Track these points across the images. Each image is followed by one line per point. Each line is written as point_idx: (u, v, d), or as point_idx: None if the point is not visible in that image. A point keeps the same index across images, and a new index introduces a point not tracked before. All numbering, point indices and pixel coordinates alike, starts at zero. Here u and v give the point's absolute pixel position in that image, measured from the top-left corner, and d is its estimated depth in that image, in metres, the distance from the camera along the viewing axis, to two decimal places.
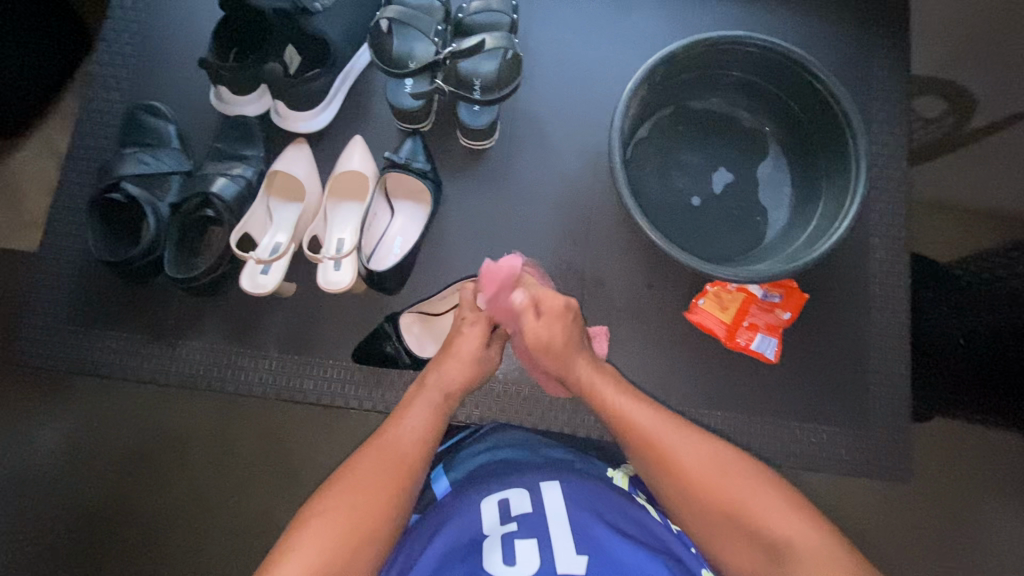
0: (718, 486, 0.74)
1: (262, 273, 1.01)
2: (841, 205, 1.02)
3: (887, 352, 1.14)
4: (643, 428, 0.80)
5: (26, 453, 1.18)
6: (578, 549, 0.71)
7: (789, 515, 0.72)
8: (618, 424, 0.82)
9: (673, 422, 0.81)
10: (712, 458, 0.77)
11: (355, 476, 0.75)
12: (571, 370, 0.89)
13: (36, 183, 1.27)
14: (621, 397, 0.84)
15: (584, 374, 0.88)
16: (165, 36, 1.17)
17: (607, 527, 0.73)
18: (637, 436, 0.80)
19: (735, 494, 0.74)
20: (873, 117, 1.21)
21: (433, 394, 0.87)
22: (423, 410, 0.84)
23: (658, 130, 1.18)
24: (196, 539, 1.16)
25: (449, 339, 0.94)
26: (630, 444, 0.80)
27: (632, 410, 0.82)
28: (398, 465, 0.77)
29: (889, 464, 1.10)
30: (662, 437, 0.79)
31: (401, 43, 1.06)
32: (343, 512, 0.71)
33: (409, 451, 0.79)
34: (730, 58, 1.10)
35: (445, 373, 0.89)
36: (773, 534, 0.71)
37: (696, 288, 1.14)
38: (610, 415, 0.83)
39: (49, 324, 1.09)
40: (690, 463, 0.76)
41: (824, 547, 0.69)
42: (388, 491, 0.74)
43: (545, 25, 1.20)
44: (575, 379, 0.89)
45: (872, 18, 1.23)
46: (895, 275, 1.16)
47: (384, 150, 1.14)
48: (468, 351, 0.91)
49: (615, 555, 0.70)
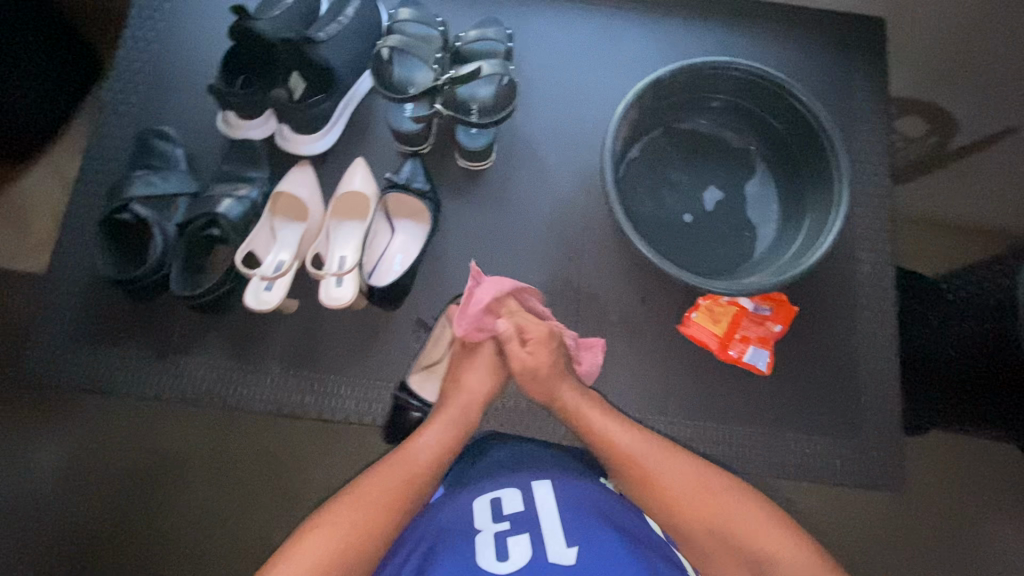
0: (699, 503, 0.77)
1: (266, 289, 1.04)
2: (826, 220, 1.06)
3: (877, 362, 1.17)
4: (626, 450, 0.82)
5: (25, 474, 1.19)
6: (568, 541, 0.73)
7: (767, 529, 0.74)
8: (602, 446, 0.84)
9: (658, 444, 0.83)
10: (692, 476, 0.79)
11: (363, 490, 0.76)
12: (558, 394, 0.93)
13: (44, 207, 1.31)
14: (604, 420, 0.87)
15: (570, 402, 0.91)
16: (176, 65, 1.22)
17: (600, 520, 0.76)
18: (623, 462, 0.82)
19: (718, 510, 0.76)
20: (856, 136, 1.26)
21: (452, 409, 0.90)
22: (441, 421, 0.88)
23: (649, 151, 1.22)
24: (196, 558, 1.17)
25: (463, 349, 1.00)
26: (615, 468, 0.83)
27: (618, 435, 0.84)
28: (411, 485, 0.78)
29: (883, 474, 1.12)
30: (643, 457, 0.81)
31: (401, 69, 1.10)
32: (352, 525, 0.72)
33: (422, 473, 0.80)
34: (716, 81, 1.15)
35: (466, 387, 0.94)
36: (756, 548, 0.73)
37: (688, 301, 1.17)
38: (596, 445, 0.84)
39: (54, 342, 1.11)
40: (674, 484, 0.78)
41: (803, 558, 0.71)
42: (394, 509, 0.75)
43: (540, 52, 1.26)
44: (563, 402, 0.92)
45: (853, 44, 1.29)
46: (882, 288, 1.19)
47: (385, 171, 1.18)
48: (484, 359, 0.98)
49: (604, 545, 0.72)
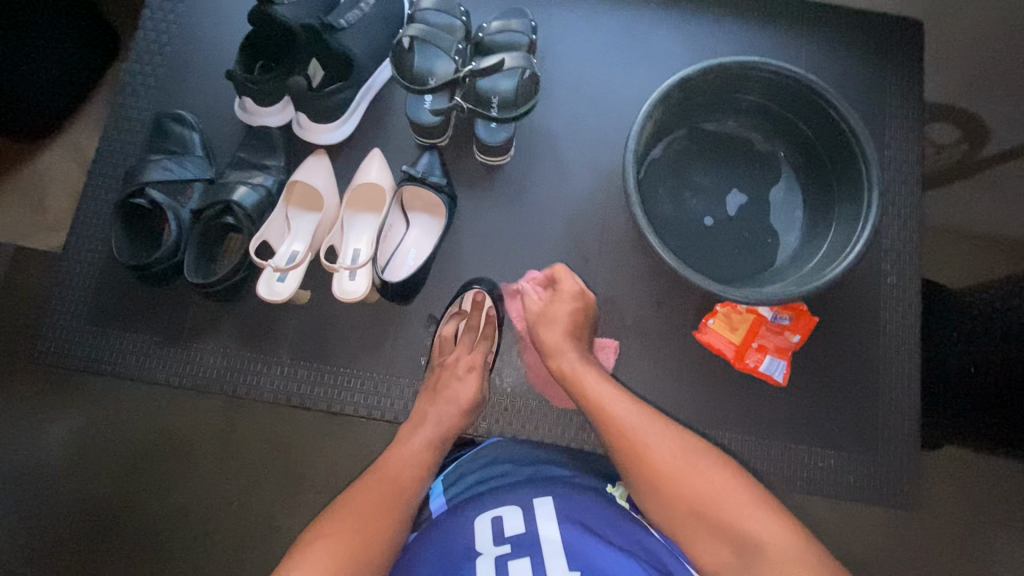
0: (683, 483, 0.76)
1: (279, 280, 1.04)
2: (852, 232, 1.02)
3: (897, 377, 1.14)
4: (616, 419, 0.83)
5: (37, 449, 1.20)
6: (570, 565, 0.76)
7: (751, 508, 0.73)
8: (593, 407, 0.86)
9: (643, 412, 0.84)
10: (684, 453, 0.79)
11: (354, 505, 0.78)
12: (561, 355, 0.93)
13: (61, 184, 1.31)
14: (601, 385, 0.88)
15: (570, 363, 0.92)
16: (196, 48, 1.20)
17: (597, 540, 0.78)
18: (612, 424, 0.83)
19: (700, 491, 0.75)
20: (887, 143, 1.22)
21: (431, 422, 0.93)
22: (423, 443, 0.90)
23: (672, 150, 1.19)
24: (198, 542, 1.18)
25: (444, 374, 0.99)
26: (606, 432, 0.83)
27: (610, 400, 0.85)
28: (395, 492, 0.81)
29: (895, 491, 1.09)
30: (637, 431, 0.81)
31: (421, 59, 1.09)
32: (348, 535, 0.74)
33: (406, 481, 0.84)
34: (745, 82, 1.11)
35: (452, 396, 0.96)
36: (742, 532, 0.72)
37: (706, 308, 1.14)
38: (589, 407, 0.86)
39: (67, 322, 1.11)
40: (665, 462, 0.78)
41: (786, 539, 0.70)
42: (386, 515, 0.78)
43: (565, 45, 1.23)
44: (562, 364, 0.93)
45: (890, 45, 1.25)
46: (907, 300, 1.16)
47: (402, 163, 1.17)
48: (466, 363, 0.99)
49: (602, 566, 0.75)
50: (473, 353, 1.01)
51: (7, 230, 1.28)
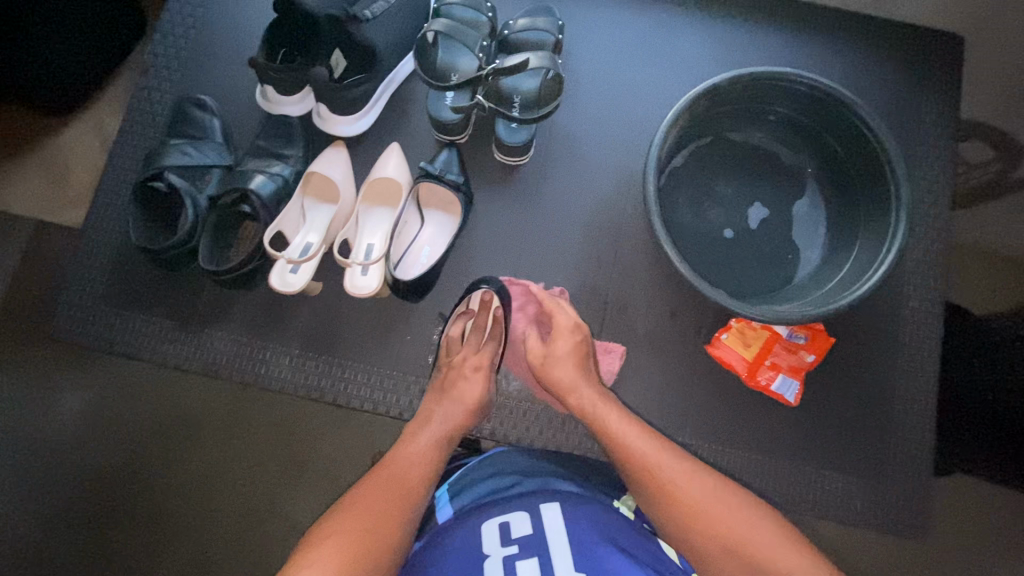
0: (717, 517, 0.76)
1: (291, 272, 1.03)
2: (877, 253, 0.99)
3: (913, 403, 1.11)
4: (644, 456, 0.82)
5: (51, 421, 1.22)
6: (577, 566, 0.75)
7: (783, 543, 0.74)
8: (618, 448, 0.85)
9: (671, 449, 0.84)
10: (714, 489, 0.79)
11: (364, 504, 0.78)
12: (575, 393, 0.92)
13: (85, 161, 1.32)
14: (623, 423, 0.87)
15: (586, 400, 0.91)
16: (220, 32, 1.20)
17: (608, 546, 0.77)
18: (639, 462, 0.82)
19: (735, 527, 0.75)
20: (919, 160, 1.18)
21: (438, 422, 0.92)
22: (429, 442, 0.89)
23: (694, 159, 1.17)
24: (203, 518, 1.20)
25: (451, 377, 0.97)
26: (631, 471, 0.82)
27: (635, 438, 0.85)
28: (402, 491, 0.81)
29: (903, 518, 1.08)
30: (668, 468, 0.81)
31: (445, 54, 1.07)
32: (355, 533, 0.74)
33: (412, 481, 0.83)
34: (776, 93, 1.08)
35: (459, 397, 0.95)
36: (774, 566, 0.72)
37: (720, 321, 1.12)
38: (614, 447, 0.85)
39: (83, 299, 1.13)
40: (697, 499, 0.78)
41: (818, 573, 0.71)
42: (393, 515, 0.78)
43: (591, 45, 1.20)
44: (577, 402, 0.92)
45: (929, 59, 1.20)
46: (928, 324, 1.13)
47: (420, 159, 1.16)
48: (472, 366, 0.98)
49: (612, 567, 0.75)
50: (480, 354, 0.99)
51: (31, 204, 1.30)
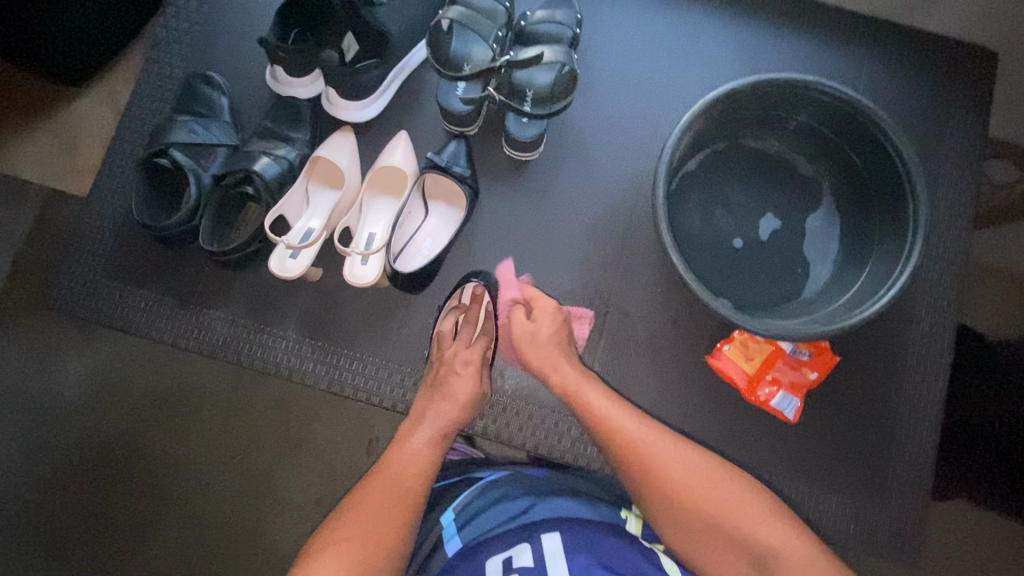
0: (700, 493, 0.77)
1: (291, 257, 1.03)
2: (890, 274, 0.96)
3: (917, 426, 1.09)
4: (625, 431, 0.84)
5: (51, 387, 1.23)
6: None
7: (769, 520, 0.74)
8: (599, 424, 0.86)
9: (654, 428, 0.85)
10: (698, 469, 0.80)
11: (360, 509, 0.77)
12: (556, 370, 0.93)
13: (95, 131, 1.32)
14: (606, 402, 0.88)
15: (569, 377, 0.92)
16: (232, 9, 1.18)
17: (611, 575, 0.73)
18: (619, 438, 0.83)
19: (720, 504, 0.76)
20: (942, 176, 1.14)
21: (434, 421, 0.90)
22: (424, 442, 0.88)
23: (708, 164, 1.14)
24: (197, 492, 1.20)
25: (445, 375, 0.96)
26: (611, 444, 0.84)
27: (617, 416, 0.86)
28: (400, 495, 0.80)
29: (898, 542, 1.06)
30: (649, 445, 0.82)
31: (458, 42, 1.01)
32: (356, 540, 0.74)
33: (411, 484, 0.82)
34: (796, 101, 1.05)
35: (455, 395, 0.93)
36: (760, 543, 0.73)
37: (723, 332, 1.10)
38: (595, 425, 0.86)
39: (86, 270, 1.13)
40: (679, 475, 0.79)
41: (803, 548, 0.72)
42: (393, 520, 0.77)
43: (609, 42, 1.17)
44: (558, 380, 0.92)
45: (959, 72, 1.16)
46: (939, 347, 1.10)
47: (427, 149, 1.14)
48: (466, 360, 0.97)
49: None
50: (473, 348, 0.99)
51: (40, 171, 1.30)
